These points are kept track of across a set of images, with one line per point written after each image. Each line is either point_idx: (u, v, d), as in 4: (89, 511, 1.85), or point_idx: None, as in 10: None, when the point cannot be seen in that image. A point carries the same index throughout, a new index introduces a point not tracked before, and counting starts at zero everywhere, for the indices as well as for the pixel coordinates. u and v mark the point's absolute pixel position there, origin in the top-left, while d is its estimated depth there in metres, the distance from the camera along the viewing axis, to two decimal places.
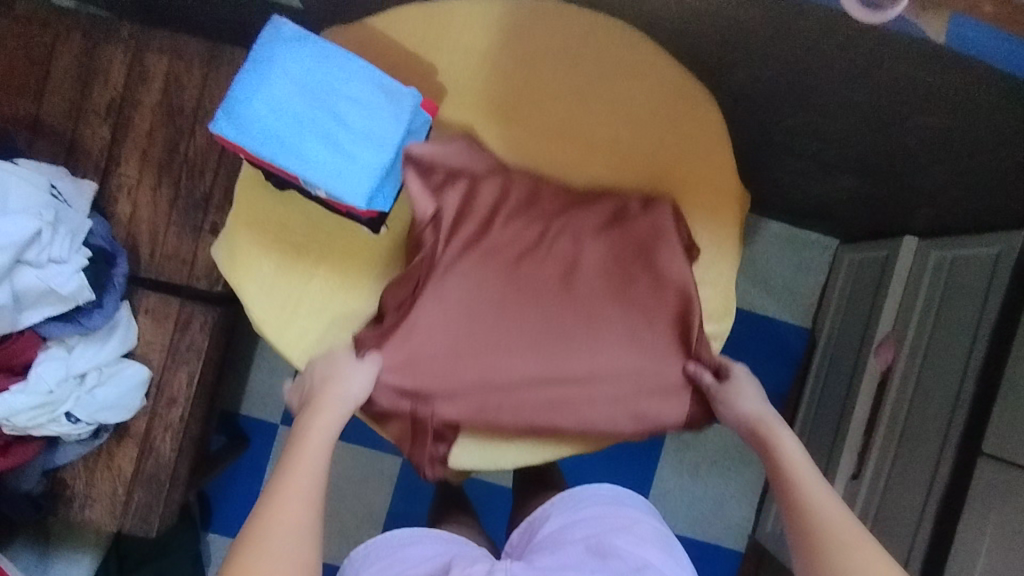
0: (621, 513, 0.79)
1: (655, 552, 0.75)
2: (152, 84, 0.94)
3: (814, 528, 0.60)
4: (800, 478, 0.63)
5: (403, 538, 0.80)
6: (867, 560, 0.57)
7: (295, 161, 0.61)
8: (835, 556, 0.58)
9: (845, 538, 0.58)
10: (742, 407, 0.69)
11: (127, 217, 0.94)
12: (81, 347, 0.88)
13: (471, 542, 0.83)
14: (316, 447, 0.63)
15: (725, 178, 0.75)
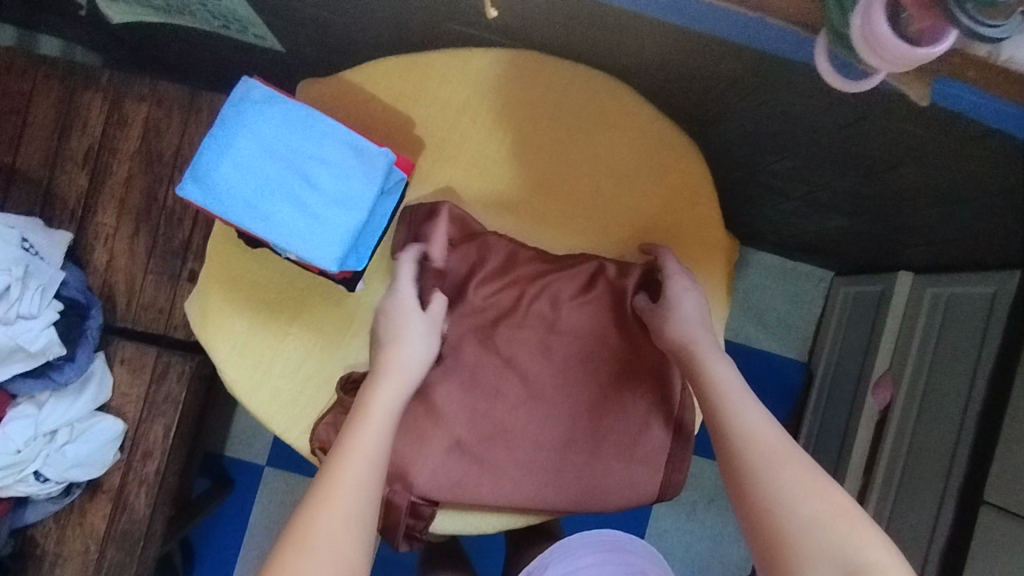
0: (625, 561, 0.78)
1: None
2: (131, 131, 0.92)
3: (735, 435, 0.56)
4: (726, 392, 0.60)
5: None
6: (789, 465, 0.54)
7: (262, 225, 0.59)
8: (752, 463, 0.54)
9: (766, 448, 0.55)
10: (675, 326, 0.66)
11: (103, 266, 0.92)
12: (51, 403, 0.85)
13: None
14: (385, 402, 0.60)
15: (711, 230, 0.74)
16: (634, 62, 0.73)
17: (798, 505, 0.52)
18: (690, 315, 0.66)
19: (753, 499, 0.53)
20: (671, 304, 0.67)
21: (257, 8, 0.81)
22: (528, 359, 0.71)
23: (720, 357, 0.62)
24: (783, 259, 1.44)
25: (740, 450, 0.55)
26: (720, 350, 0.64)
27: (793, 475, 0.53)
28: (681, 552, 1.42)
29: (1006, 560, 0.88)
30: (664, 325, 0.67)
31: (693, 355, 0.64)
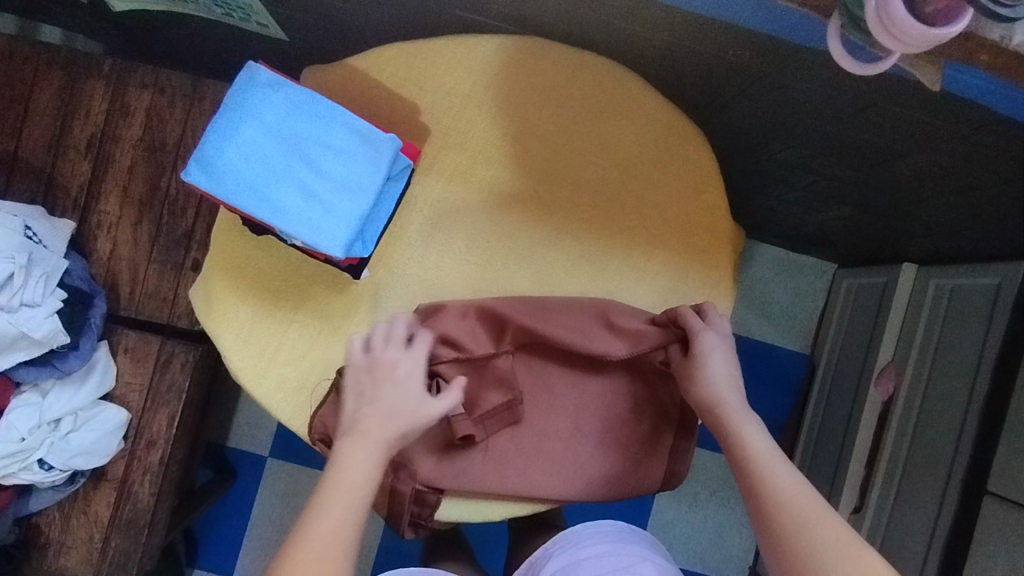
0: (625, 546, 0.78)
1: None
2: (133, 119, 0.92)
3: (768, 500, 0.58)
4: (756, 456, 0.61)
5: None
6: (823, 525, 0.56)
7: (266, 209, 0.58)
8: (788, 528, 0.56)
9: (800, 512, 0.57)
10: (704, 385, 0.66)
11: (106, 254, 0.91)
12: (55, 391, 0.85)
13: None
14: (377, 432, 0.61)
15: (717, 218, 0.74)
16: (640, 49, 0.73)
17: (836, 566, 0.53)
18: (720, 373, 0.66)
19: (792, 564, 0.55)
20: (702, 358, 0.67)
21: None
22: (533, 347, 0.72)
23: (750, 420, 0.63)
24: (786, 251, 1.44)
25: (777, 515, 0.57)
26: (747, 408, 0.65)
27: (828, 535, 0.55)
28: (682, 543, 1.42)
29: (1009, 550, 0.88)
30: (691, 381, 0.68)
31: (723, 416, 0.65)
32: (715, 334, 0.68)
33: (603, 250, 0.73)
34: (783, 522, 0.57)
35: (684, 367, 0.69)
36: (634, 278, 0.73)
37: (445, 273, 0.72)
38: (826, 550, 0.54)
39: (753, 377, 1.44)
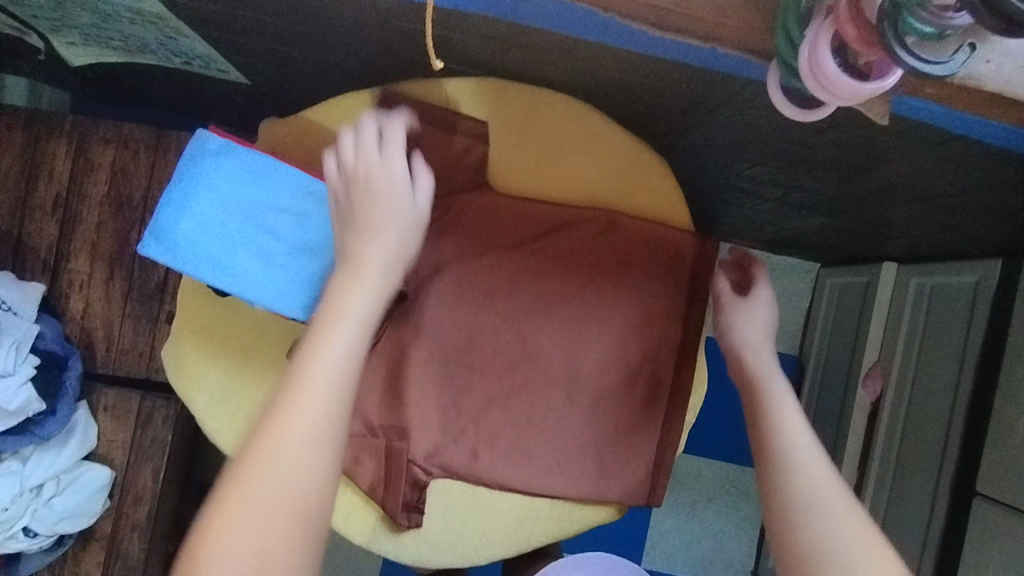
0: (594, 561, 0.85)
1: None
2: (98, 176, 0.92)
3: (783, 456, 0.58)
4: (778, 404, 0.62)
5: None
6: (829, 490, 0.55)
7: (226, 279, 0.58)
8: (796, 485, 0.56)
9: (811, 480, 0.56)
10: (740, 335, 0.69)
11: (80, 313, 0.91)
12: (35, 457, 0.84)
13: None
14: (368, 293, 0.52)
15: (681, 244, 0.73)
16: (596, 83, 0.73)
17: (839, 531, 0.52)
18: (756, 327, 0.69)
19: (787, 510, 0.55)
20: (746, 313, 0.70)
21: (214, 47, 0.80)
22: (508, 387, 0.72)
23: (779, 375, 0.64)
24: (765, 254, 1.44)
25: (795, 471, 0.57)
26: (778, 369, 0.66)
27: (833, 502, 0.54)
28: (682, 553, 1.43)
29: (1000, 552, 0.88)
30: (734, 327, 0.70)
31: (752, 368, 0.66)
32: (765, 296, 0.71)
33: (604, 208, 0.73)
34: (791, 479, 0.56)
35: (727, 305, 0.71)
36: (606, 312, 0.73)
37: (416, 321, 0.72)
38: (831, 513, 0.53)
39: None
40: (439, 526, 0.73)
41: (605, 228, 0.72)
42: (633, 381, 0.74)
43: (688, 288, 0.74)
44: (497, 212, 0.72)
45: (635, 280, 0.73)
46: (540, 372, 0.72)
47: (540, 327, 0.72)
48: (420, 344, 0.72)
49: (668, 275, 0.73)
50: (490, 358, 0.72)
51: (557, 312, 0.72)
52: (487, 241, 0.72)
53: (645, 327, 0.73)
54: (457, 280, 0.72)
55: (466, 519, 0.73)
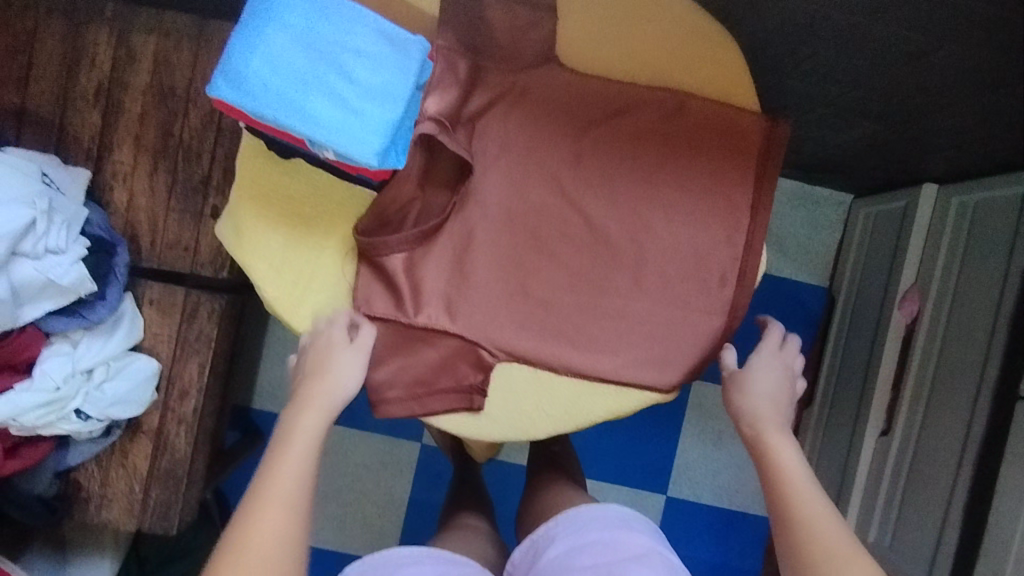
0: (586, 511, 0.78)
1: (631, 537, 0.73)
2: (140, 65, 0.90)
3: (812, 542, 0.59)
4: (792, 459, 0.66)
5: (406, 556, 0.74)
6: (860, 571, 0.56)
7: (298, 118, 0.57)
8: (828, 548, 0.58)
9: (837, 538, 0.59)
10: (757, 406, 0.72)
11: (124, 205, 0.90)
12: (86, 340, 0.84)
13: (465, 562, 0.78)
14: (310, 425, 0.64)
15: (746, 117, 0.71)
16: None
17: None
18: (766, 390, 0.73)
19: None
20: (763, 368, 0.75)
21: None
22: (567, 262, 0.71)
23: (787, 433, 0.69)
24: (800, 183, 1.43)
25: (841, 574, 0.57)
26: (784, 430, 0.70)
27: None
28: (708, 481, 1.44)
29: None
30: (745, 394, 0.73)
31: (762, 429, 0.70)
32: (784, 358, 0.76)
33: (670, 88, 0.71)
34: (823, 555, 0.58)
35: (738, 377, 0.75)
36: (670, 188, 0.71)
37: (480, 193, 0.70)
38: None
39: (774, 313, 1.44)
40: (489, 409, 0.72)
41: (670, 106, 0.70)
42: (706, 265, 0.71)
43: (754, 174, 0.71)
44: (561, 92, 0.70)
45: (701, 161, 0.71)
46: (604, 255, 0.71)
47: (601, 201, 0.71)
48: (480, 215, 0.70)
49: (734, 160, 0.71)
50: (551, 232, 0.71)
51: (624, 197, 0.71)
52: (551, 124, 0.70)
53: (708, 202, 0.71)
54: (520, 163, 0.70)
55: (512, 403, 0.72)
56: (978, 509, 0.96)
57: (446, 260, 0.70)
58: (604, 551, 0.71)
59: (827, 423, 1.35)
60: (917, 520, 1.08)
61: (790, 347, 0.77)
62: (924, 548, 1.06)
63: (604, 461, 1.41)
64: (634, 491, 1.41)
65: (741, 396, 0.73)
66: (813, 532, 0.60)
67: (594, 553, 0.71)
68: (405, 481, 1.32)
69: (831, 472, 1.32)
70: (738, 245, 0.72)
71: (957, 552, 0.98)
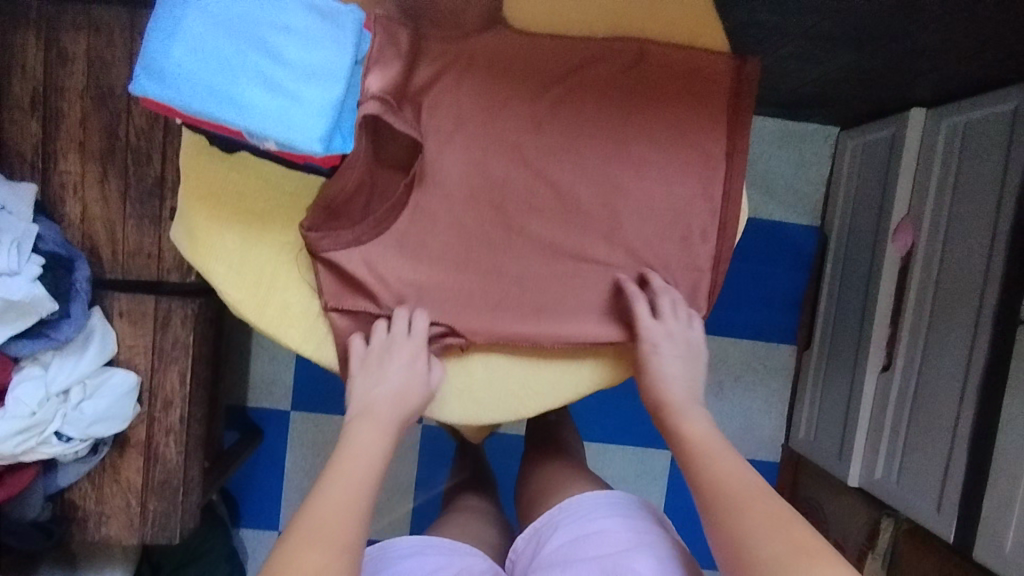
0: (590, 497, 0.77)
1: (631, 522, 0.71)
2: (74, 67, 0.85)
3: (717, 504, 0.57)
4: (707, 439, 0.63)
5: (408, 548, 0.73)
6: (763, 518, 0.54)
7: (231, 109, 0.53)
8: (734, 507, 0.55)
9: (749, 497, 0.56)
10: (662, 383, 0.68)
11: (78, 216, 0.86)
12: (57, 362, 0.82)
13: (473, 551, 0.77)
14: (382, 412, 0.64)
15: (713, 60, 0.67)
16: None
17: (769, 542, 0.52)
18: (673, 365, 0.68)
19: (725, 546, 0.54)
20: (659, 340, 0.67)
21: None
22: (539, 234, 0.68)
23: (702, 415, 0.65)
24: (784, 122, 1.38)
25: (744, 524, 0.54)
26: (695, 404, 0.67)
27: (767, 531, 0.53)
28: None
29: None
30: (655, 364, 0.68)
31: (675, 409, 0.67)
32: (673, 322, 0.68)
33: (631, 38, 0.67)
34: (727, 513, 0.55)
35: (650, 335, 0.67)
36: (641, 145, 0.68)
37: (440, 167, 0.67)
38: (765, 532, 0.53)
39: (766, 257, 1.41)
40: (472, 396, 0.70)
41: (633, 57, 0.66)
42: (686, 223, 0.69)
43: (726, 121, 0.68)
44: (516, 54, 0.66)
45: (669, 112, 0.67)
46: (576, 220, 0.68)
47: (568, 166, 0.67)
48: (443, 194, 0.67)
49: (704, 108, 0.68)
50: (520, 204, 0.68)
51: (594, 161, 0.68)
52: (510, 90, 0.66)
53: (681, 155, 0.68)
54: (480, 137, 0.67)
55: (496, 387, 0.70)
56: (984, 437, 0.95)
57: (414, 245, 0.67)
58: (612, 537, 0.69)
59: (828, 363, 1.34)
60: (922, 453, 1.07)
61: (679, 306, 0.69)
62: (932, 479, 1.05)
63: (607, 424, 1.40)
64: (639, 450, 1.41)
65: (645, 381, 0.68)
66: (717, 495, 0.57)
67: (598, 542, 0.69)
68: (411, 463, 1.32)
69: (834, 412, 1.31)
70: (716, 197, 0.69)
71: (966, 480, 0.97)
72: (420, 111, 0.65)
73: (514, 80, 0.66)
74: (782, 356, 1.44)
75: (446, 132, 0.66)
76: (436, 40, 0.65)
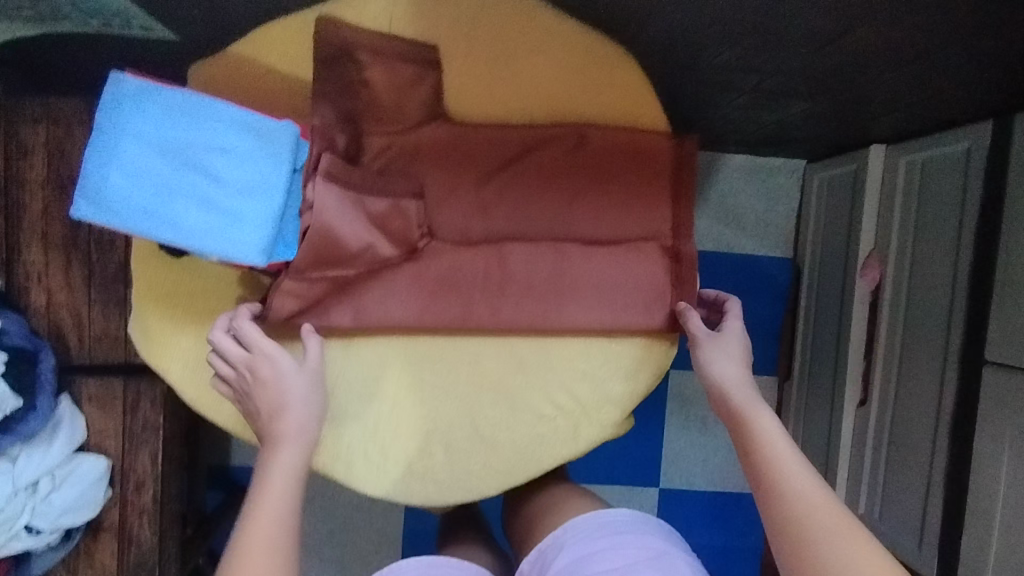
0: (593, 517, 0.77)
1: (634, 535, 0.73)
2: (33, 159, 0.86)
3: (805, 542, 0.56)
4: (775, 447, 0.61)
5: (414, 569, 0.77)
6: (849, 544, 0.54)
7: (172, 231, 0.54)
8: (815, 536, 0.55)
9: (831, 526, 0.56)
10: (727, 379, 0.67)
11: (43, 305, 0.87)
12: (25, 455, 0.81)
13: (477, 569, 0.80)
14: (289, 438, 0.60)
15: (657, 139, 0.69)
16: None
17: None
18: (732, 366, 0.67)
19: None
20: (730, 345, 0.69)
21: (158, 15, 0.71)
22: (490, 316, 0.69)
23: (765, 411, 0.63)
24: (752, 157, 1.40)
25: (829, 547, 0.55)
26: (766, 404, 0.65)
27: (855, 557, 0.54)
28: (697, 468, 1.43)
29: (1014, 414, 0.86)
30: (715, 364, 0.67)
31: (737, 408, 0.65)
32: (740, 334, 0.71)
33: (571, 122, 0.68)
34: (807, 540, 0.56)
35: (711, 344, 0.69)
36: (589, 225, 0.69)
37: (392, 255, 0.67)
38: (855, 568, 0.53)
39: (743, 290, 1.42)
40: (432, 479, 0.71)
41: (573, 141, 0.67)
42: (641, 295, 0.70)
43: (668, 196, 0.70)
44: (459, 143, 0.67)
45: (613, 191, 0.69)
46: (530, 299, 0.68)
47: (517, 249, 0.68)
48: (393, 283, 0.67)
49: (647, 185, 0.69)
50: (470, 289, 0.68)
51: (542, 242, 0.69)
52: (455, 178, 0.67)
53: (629, 232, 0.69)
54: (428, 224, 0.68)
55: (456, 469, 0.70)
56: (958, 478, 0.95)
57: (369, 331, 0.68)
58: (618, 555, 0.71)
59: (807, 395, 1.34)
60: (902, 491, 1.07)
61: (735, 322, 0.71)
62: (912, 517, 1.05)
63: (593, 464, 1.39)
64: (626, 488, 1.41)
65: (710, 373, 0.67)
66: (809, 529, 0.56)
67: (603, 560, 0.71)
68: (397, 516, 1.32)
69: (817, 444, 1.31)
70: (666, 268, 0.70)
71: (943, 521, 0.97)
72: None
73: (461, 168, 0.67)
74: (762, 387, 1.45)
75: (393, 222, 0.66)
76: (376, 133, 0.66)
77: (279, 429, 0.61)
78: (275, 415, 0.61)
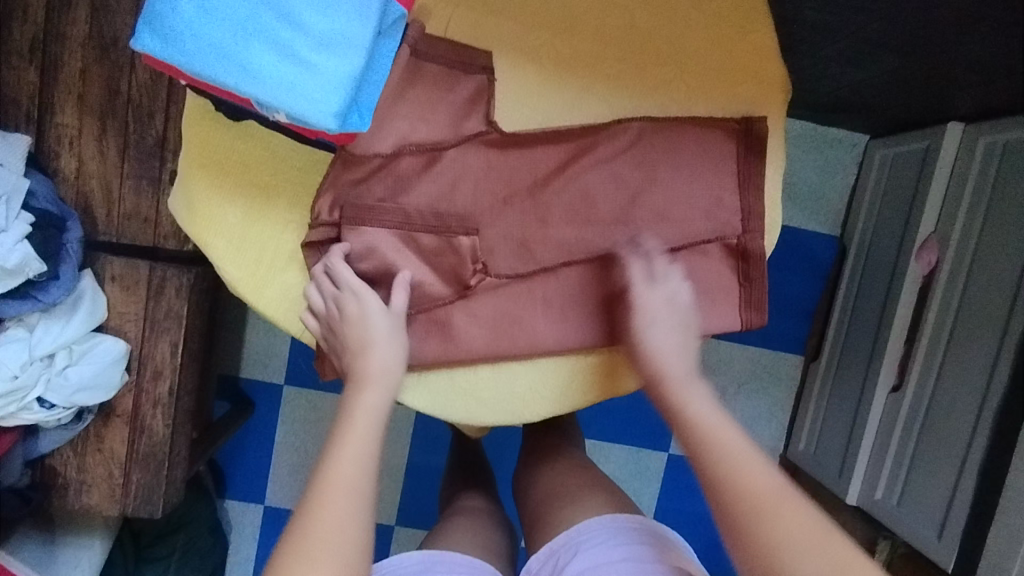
0: (612, 522, 0.68)
1: (657, 552, 0.64)
2: (77, 13, 0.79)
3: (745, 527, 0.50)
4: (712, 431, 0.55)
5: (415, 565, 0.68)
6: (787, 515, 0.49)
7: (240, 74, 0.49)
8: (755, 525, 0.49)
9: (770, 501, 0.50)
10: (656, 357, 0.60)
11: (73, 172, 0.82)
12: (43, 326, 0.78)
13: (486, 566, 0.71)
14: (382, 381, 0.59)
15: (765, 61, 0.64)
16: None
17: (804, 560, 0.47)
18: (662, 340, 0.61)
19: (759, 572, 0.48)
20: (656, 304, 0.61)
21: None
22: (556, 232, 0.65)
23: (698, 391, 0.57)
24: (814, 126, 1.33)
25: (770, 524, 0.49)
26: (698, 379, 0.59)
27: (795, 529, 0.48)
28: None
29: None
30: (647, 341, 0.61)
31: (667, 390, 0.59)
32: (666, 282, 0.63)
33: (634, 117, 0.64)
34: (751, 537, 0.49)
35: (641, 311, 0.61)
36: (677, 144, 0.64)
37: (450, 253, 0.65)
38: (793, 541, 0.48)
39: (785, 263, 1.37)
40: (474, 396, 0.67)
41: (651, 94, 0.64)
42: (722, 230, 0.65)
43: (737, 187, 0.65)
44: (551, 36, 0.64)
45: (691, 147, 0.64)
46: (561, 326, 0.66)
47: (597, 162, 0.64)
48: (463, 180, 0.64)
49: (713, 177, 0.65)
50: (540, 201, 0.65)
51: (598, 259, 0.65)
52: (510, 174, 0.65)
53: (718, 159, 0.65)
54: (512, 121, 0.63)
55: (501, 389, 0.67)
56: (992, 473, 0.92)
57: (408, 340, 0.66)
58: (639, 570, 0.61)
59: (836, 377, 1.31)
60: (928, 481, 1.04)
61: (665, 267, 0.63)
62: (934, 507, 1.02)
63: (607, 421, 1.37)
64: (636, 450, 1.38)
65: (641, 354, 0.61)
66: (747, 508, 0.50)
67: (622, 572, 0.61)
68: (403, 447, 1.29)
69: (838, 428, 1.28)
70: (732, 268, 0.66)
71: (970, 515, 0.94)
72: (456, 86, 0.63)
73: (553, 64, 0.64)
74: (787, 364, 1.42)
75: (447, 222, 0.64)
76: (429, 134, 0.63)
77: (364, 367, 0.59)
78: (361, 352, 0.60)
